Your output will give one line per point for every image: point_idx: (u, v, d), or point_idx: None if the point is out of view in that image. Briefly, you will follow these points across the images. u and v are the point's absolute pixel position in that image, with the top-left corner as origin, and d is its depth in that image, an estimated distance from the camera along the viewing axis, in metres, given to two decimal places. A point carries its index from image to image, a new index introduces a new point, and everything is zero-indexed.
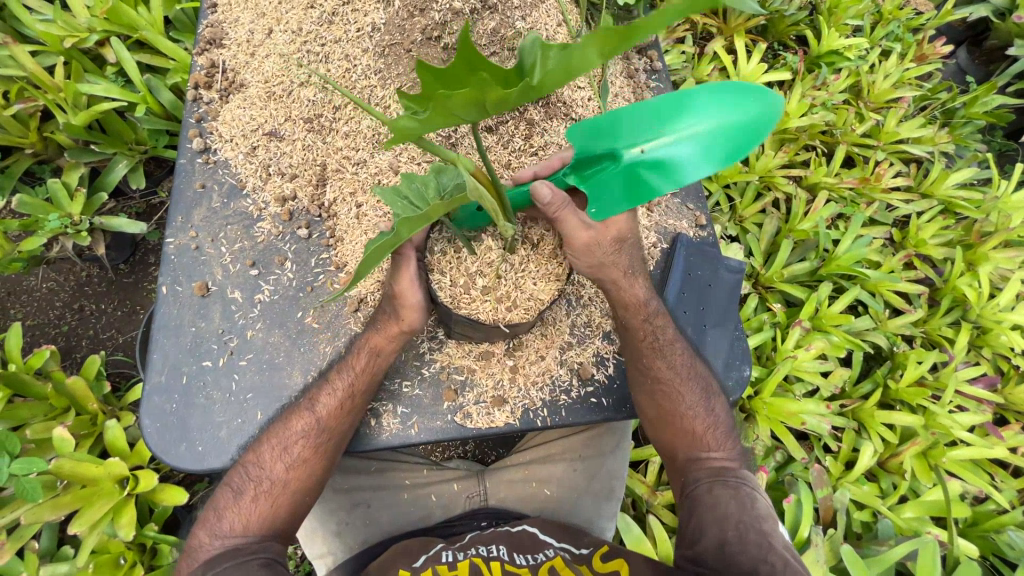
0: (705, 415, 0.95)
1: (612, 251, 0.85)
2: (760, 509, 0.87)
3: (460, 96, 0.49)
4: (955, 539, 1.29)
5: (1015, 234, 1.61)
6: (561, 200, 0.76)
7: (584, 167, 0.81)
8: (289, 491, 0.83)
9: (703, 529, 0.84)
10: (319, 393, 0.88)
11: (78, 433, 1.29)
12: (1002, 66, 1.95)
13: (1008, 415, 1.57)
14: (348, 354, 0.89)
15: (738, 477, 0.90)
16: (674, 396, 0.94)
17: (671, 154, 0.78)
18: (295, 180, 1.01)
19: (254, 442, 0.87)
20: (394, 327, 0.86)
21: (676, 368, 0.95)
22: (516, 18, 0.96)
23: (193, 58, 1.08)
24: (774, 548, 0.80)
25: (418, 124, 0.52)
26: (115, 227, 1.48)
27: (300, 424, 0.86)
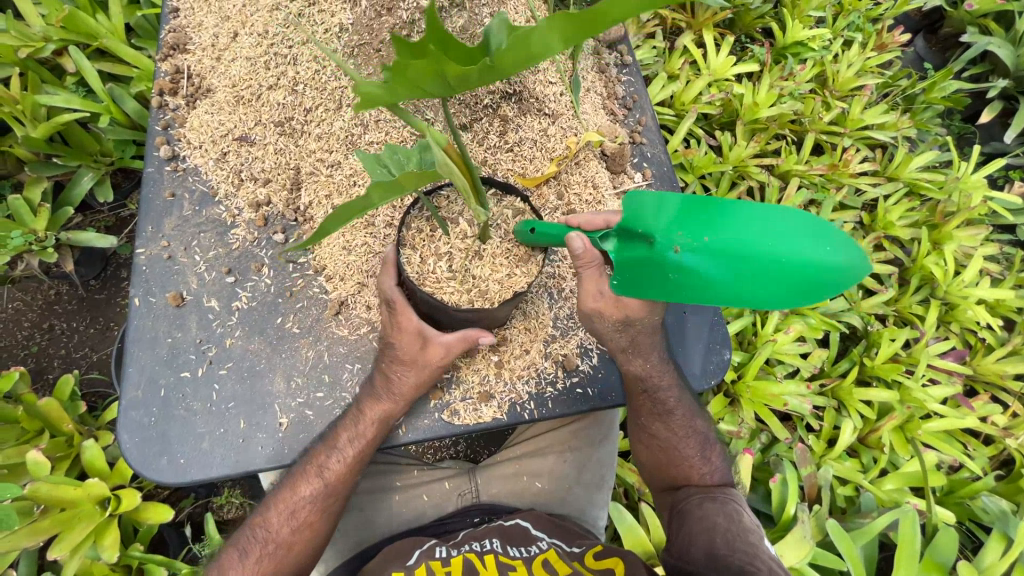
0: (703, 465, 0.97)
1: (614, 329, 0.87)
2: (748, 523, 0.90)
3: (417, 63, 0.49)
4: (934, 507, 1.34)
5: (976, 212, 1.68)
6: (589, 259, 0.79)
7: (625, 238, 0.81)
8: (293, 554, 0.83)
9: (692, 540, 0.87)
10: (326, 458, 0.86)
11: (53, 456, 1.25)
12: (958, 52, 2.03)
13: (977, 386, 1.64)
14: (355, 419, 0.87)
15: (726, 495, 0.94)
16: (672, 449, 0.98)
17: (702, 268, 0.72)
18: (268, 184, 1.00)
19: (262, 506, 0.87)
20: (416, 368, 0.86)
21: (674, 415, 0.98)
22: (484, 14, 0.97)
23: (157, 65, 1.06)
24: (761, 555, 0.82)
25: (382, 89, 0.53)
26: (82, 242, 1.43)
27: (307, 489, 0.85)
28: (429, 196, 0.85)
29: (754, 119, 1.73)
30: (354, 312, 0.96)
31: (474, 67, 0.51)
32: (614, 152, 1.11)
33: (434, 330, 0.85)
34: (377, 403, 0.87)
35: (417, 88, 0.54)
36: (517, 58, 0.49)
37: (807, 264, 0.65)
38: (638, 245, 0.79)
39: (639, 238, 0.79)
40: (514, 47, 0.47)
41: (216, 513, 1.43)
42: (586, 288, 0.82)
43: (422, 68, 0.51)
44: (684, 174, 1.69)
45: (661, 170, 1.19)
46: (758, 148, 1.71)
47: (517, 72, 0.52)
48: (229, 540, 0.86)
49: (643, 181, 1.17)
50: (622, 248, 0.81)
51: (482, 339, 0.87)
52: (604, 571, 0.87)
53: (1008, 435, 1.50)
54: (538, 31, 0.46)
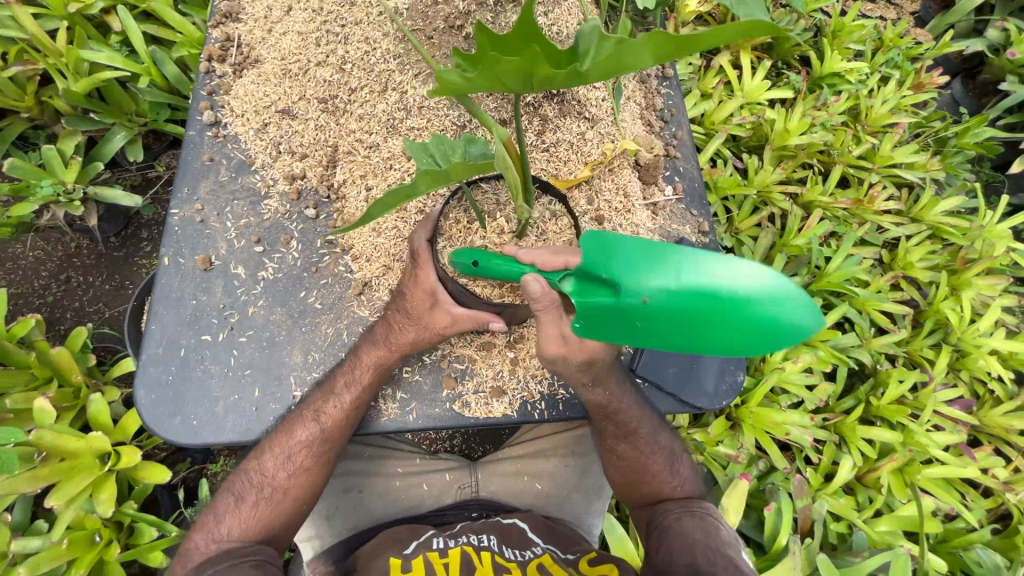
0: (672, 478, 0.98)
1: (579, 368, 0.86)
2: (726, 537, 0.88)
3: (511, 62, 0.50)
4: (926, 553, 1.33)
5: (999, 262, 1.66)
6: (548, 301, 0.76)
7: (585, 279, 0.78)
8: (289, 498, 0.84)
9: (672, 555, 0.84)
10: (323, 403, 0.87)
11: (60, 405, 1.26)
12: (993, 99, 2.01)
13: (981, 437, 1.62)
14: (352, 366, 0.88)
15: (702, 507, 0.93)
16: (639, 467, 0.98)
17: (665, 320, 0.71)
18: (305, 159, 1.01)
19: (255, 450, 0.87)
20: (412, 322, 0.86)
21: (639, 439, 0.97)
22: (537, 14, 0.98)
23: (207, 31, 1.07)
24: (741, 568, 0.80)
25: (464, 80, 0.52)
26: (108, 199, 1.45)
27: (303, 433, 0.86)
28: (468, 187, 0.86)
29: (783, 145, 1.72)
30: (377, 294, 0.96)
31: (560, 73, 0.53)
32: (648, 163, 1.11)
33: (448, 298, 0.82)
34: (373, 350, 0.88)
35: (498, 82, 0.54)
36: (606, 70, 0.51)
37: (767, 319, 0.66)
38: (600, 291, 0.77)
39: (604, 283, 0.76)
40: (608, 61, 0.49)
41: (210, 479, 1.44)
42: (547, 333, 0.81)
43: (512, 67, 0.51)
44: (708, 193, 1.68)
45: (692, 186, 1.19)
46: (785, 175, 1.70)
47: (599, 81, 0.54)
48: (223, 487, 0.86)
49: (673, 195, 1.17)
50: (583, 291, 0.78)
51: (494, 325, 0.85)
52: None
53: (1008, 489, 1.48)
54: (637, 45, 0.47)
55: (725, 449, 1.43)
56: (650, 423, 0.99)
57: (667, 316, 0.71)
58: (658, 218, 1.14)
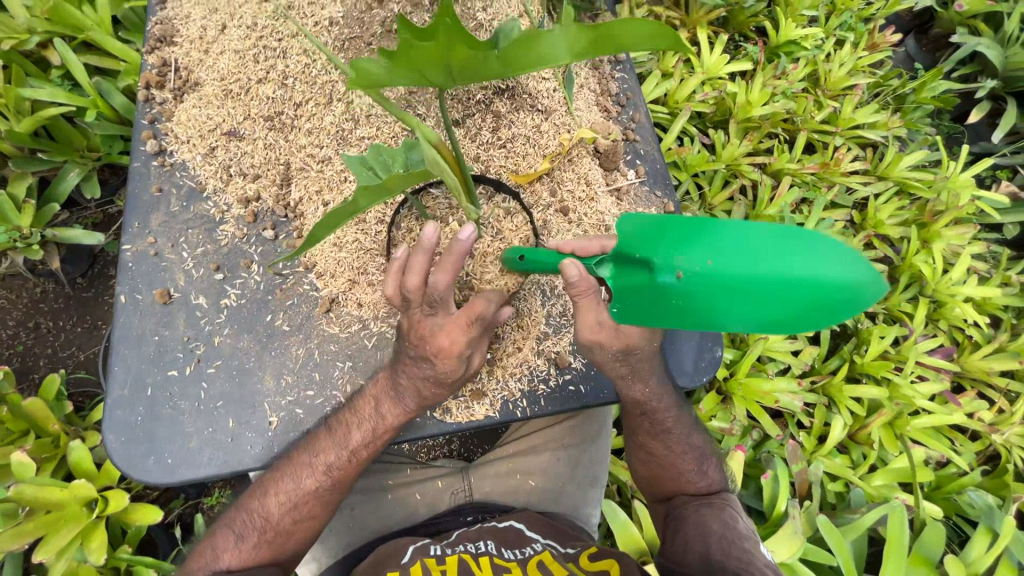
0: (699, 478, 0.98)
1: (616, 358, 0.85)
2: (743, 530, 0.91)
3: (423, 47, 0.51)
4: (921, 502, 1.36)
5: (965, 211, 1.70)
6: (586, 286, 0.77)
7: (620, 263, 0.78)
8: (294, 540, 0.83)
9: (687, 545, 0.89)
10: (331, 448, 0.84)
11: (39, 456, 1.23)
12: (947, 52, 2.05)
13: (964, 382, 1.66)
14: (364, 408, 0.85)
15: (722, 501, 0.96)
16: (667, 467, 0.98)
17: (704, 294, 0.70)
18: (257, 180, 0.99)
19: (260, 488, 0.84)
20: (424, 370, 0.80)
21: (672, 435, 0.97)
22: (477, 9, 0.96)
23: (143, 57, 1.04)
24: (755, 562, 0.84)
25: (386, 70, 0.53)
26: (69, 239, 1.41)
27: (311, 482, 0.83)
28: (417, 196, 0.87)
29: (747, 118, 1.73)
30: (346, 309, 0.95)
31: (478, 64, 0.53)
32: (607, 150, 1.11)
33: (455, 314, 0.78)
34: (388, 399, 0.84)
35: (418, 74, 0.55)
36: (519, 62, 0.52)
37: (819, 284, 0.62)
38: (636, 273, 0.77)
39: (638, 262, 0.76)
40: (522, 50, 0.49)
41: (207, 513, 1.41)
42: (583, 318, 0.80)
43: (427, 56, 0.52)
44: (677, 172, 1.69)
45: (654, 167, 1.19)
46: (751, 146, 1.72)
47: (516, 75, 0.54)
48: (224, 521, 0.84)
49: (635, 178, 1.17)
50: (619, 274, 0.79)
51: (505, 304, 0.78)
52: (598, 573, 0.87)
53: (993, 430, 1.52)
54: (551, 34, 0.48)
55: (718, 423, 1.45)
56: (683, 420, 0.99)
57: (706, 293, 0.69)
58: (623, 203, 1.14)
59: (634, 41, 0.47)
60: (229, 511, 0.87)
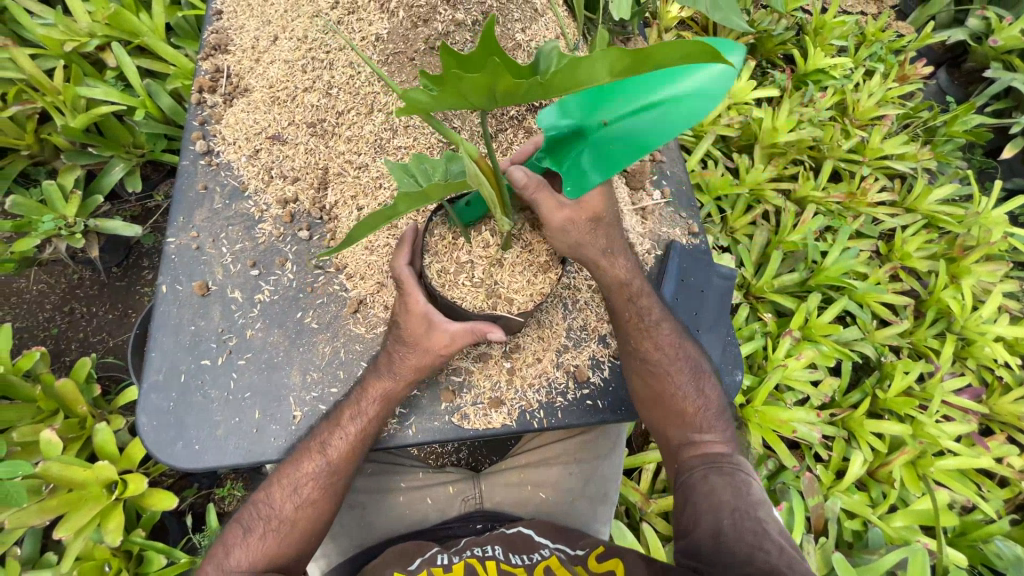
0: (698, 401, 0.95)
1: (588, 231, 0.83)
2: (756, 496, 0.85)
3: (470, 79, 0.51)
4: (944, 547, 1.31)
5: (996, 248, 1.66)
6: (536, 184, 0.75)
7: (554, 146, 0.73)
8: (297, 531, 0.82)
9: (697, 520, 0.84)
10: (328, 435, 0.87)
11: (66, 436, 1.27)
12: (980, 87, 2.03)
13: (993, 425, 1.60)
14: (357, 398, 0.88)
15: (734, 463, 0.89)
16: (663, 379, 0.94)
17: (624, 140, 0.67)
18: (297, 183, 1.03)
19: (265, 481, 0.87)
20: (416, 346, 0.85)
21: (664, 352, 0.96)
22: (515, 30, 1.00)
23: (198, 63, 1.10)
24: (769, 536, 0.79)
25: (431, 100, 0.54)
26: (108, 230, 1.48)
27: (310, 466, 0.85)
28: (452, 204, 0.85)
29: (773, 143, 1.74)
30: (372, 311, 0.97)
31: (521, 89, 0.54)
32: (634, 170, 1.13)
33: (442, 316, 0.84)
34: (378, 380, 0.88)
35: (462, 99, 0.56)
36: (564, 83, 0.52)
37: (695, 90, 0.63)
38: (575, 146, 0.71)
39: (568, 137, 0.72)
40: (567, 75, 0.50)
41: (218, 505, 1.44)
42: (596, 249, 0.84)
43: (474, 85, 0.53)
44: (700, 194, 1.69)
45: (679, 188, 1.21)
46: (776, 172, 1.72)
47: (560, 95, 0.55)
48: (233, 519, 0.86)
49: (661, 199, 1.19)
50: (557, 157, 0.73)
51: (493, 334, 0.83)
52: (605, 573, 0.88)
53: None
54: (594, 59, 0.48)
55: None
56: (673, 335, 0.98)
57: (628, 132, 0.67)
58: (648, 223, 1.16)
59: (674, 57, 0.46)
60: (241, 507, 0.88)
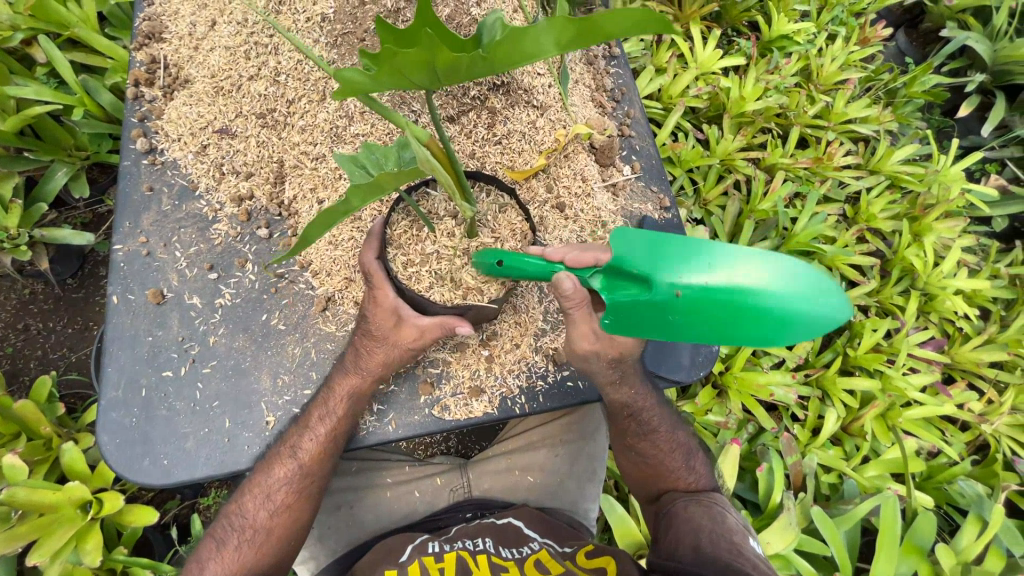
0: (688, 474, 0.99)
1: (608, 362, 0.87)
2: (733, 524, 0.91)
3: (406, 54, 0.48)
4: (913, 492, 1.38)
5: (954, 204, 1.72)
6: (579, 299, 0.77)
7: (613, 276, 0.80)
8: (273, 540, 0.81)
9: (678, 541, 0.88)
10: (298, 438, 0.84)
11: (31, 459, 1.21)
12: (937, 47, 2.06)
13: (955, 374, 1.68)
14: (326, 398, 0.86)
15: (711, 498, 0.96)
16: (655, 462, 0.99)
17: (693, 313, 0.75)
18: (251, 178, 0.97)
19: (237, 493, 0.84)
20: (386, 340, 0.83)
21: (660, 447, 0.99)
22: (472, 4, 0.96)
23: (131, 54, 1.02)
24: (744, 553, 0.83)
25: (367, 78, 0.51)
26: (56, 240, 1.39)
27: (281, 472, 0.83)
28: (412, 195, 0.83)
29: (740, 113, 1.73)
30: (341, 307, 0.94)
31: (463, 62, 0.51)
32: (602, 145, 1.11)
33: (411, 310, 0.81)
34: (346, 378, 0.86)
35: (400, 77, 0.53)
36: (507, 56, 0.50)
37: (795, 313, 0.72)
38: (630, 287, 0.79)
39: (633, 279, 0.79)
40: (507, 44, 0.47)
41: (203, 514, 1.41)
42: (577, 330, 0.82)
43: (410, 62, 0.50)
44: (671, 168, 1.69)
45: (650, 163, 1.20)
46: (744, 141, 1.72)
47: (505, 69, 0.52)
48: (208, 533, 0.83)
49: (632, 174, 1.18)
50: (611, 287, 0.80)
51: (461, 330, 0.80)
52: (596, 570, 0.87)
53: (983, 421, 1.54)
54: (536, 29, 0.45)
55: (714, 417, 1.46)
56: (669, 425, 1.01)
57: (703, 308, 0.75)
58: (619, 199, 1.15)
59: (616, 28, 0.45)
60: (215, 521, 0.85)
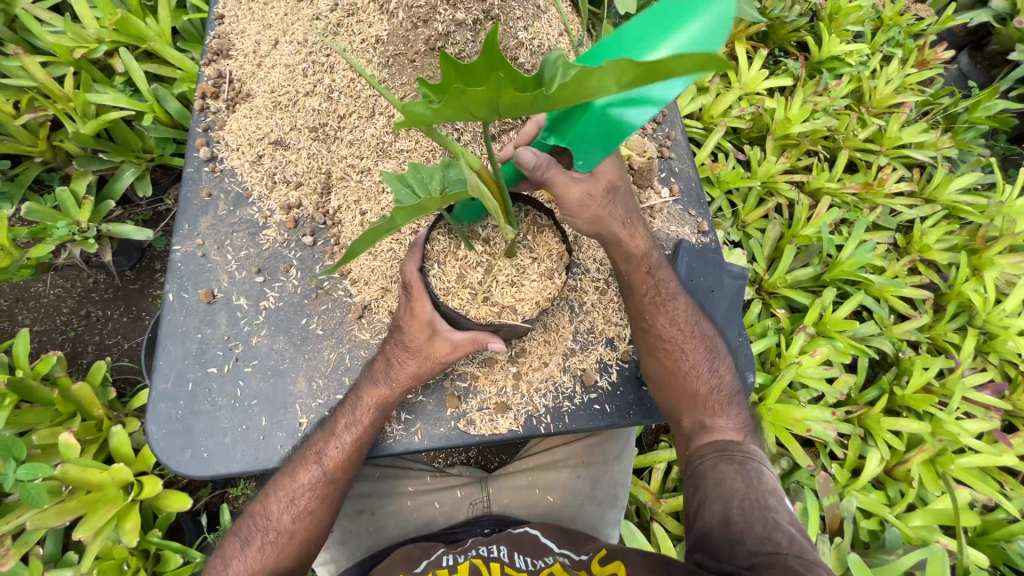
0: (710, 378, 0.93)
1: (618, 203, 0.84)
2: (768, 482, 0.82)
3: (472, 94, 0.48)
4: (964, 547, 1.27)
5: (1020, 239, 1.60)
6: (547, 165, 0.72)
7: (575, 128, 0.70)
8: (295, 542, 0.83)
9: (705, 503, 0.81)
10: (325, 444, 0.86)
11: (83, 439, 1.29)
12: (1004, 70, 1.95)
13: (1016, 422, 1.55)
14: (353, 406, 0.88)
15: (745, 451, 0.86)
16: (675, 354, 0.93)
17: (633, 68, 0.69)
18: (300, 188, 1.03)
19: (262, 493, 0.87)
20: (420, 354, 0.85)
21: (679, 327, 0.95)
22: (519, 28, 0.98)
23: (201, 68, 1.10)
24: (779, 525, 0.75)
25: (433, 113, 0.51)
26: (121, 234, 1.49)
27: (305, 476, 0.85)
28: (452, 213, 0.84)
29: (785, 135, 1.69)
30: (377, 317, 0.97)
31: (527, 101, 0.50)
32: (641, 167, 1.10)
33: (445, 324, 0.83)
34: (376, 388, 0.87)
35: (462, 114, 0.53)
36: (569, 96, 0.49)
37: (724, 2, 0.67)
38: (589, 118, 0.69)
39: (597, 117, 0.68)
40: (570, 85, 0.46)
41: (231, 504, 1.46)
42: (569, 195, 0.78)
43: (477, 97, 0.50)
44: (710, 189, 1.65)
45: (688, 186, 1.19)
46: (788, 164, 1.67)
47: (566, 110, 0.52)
48: (233, 530, 0.87)
49: (669, 196, 1.16)
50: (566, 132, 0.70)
51: (493, 345, 0.84)
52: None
53: None
54: (598, 71, 0.44)
55: None
56: (690, 311, 0.97)
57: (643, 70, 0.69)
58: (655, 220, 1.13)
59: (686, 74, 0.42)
60: (241, 517, 0.88)
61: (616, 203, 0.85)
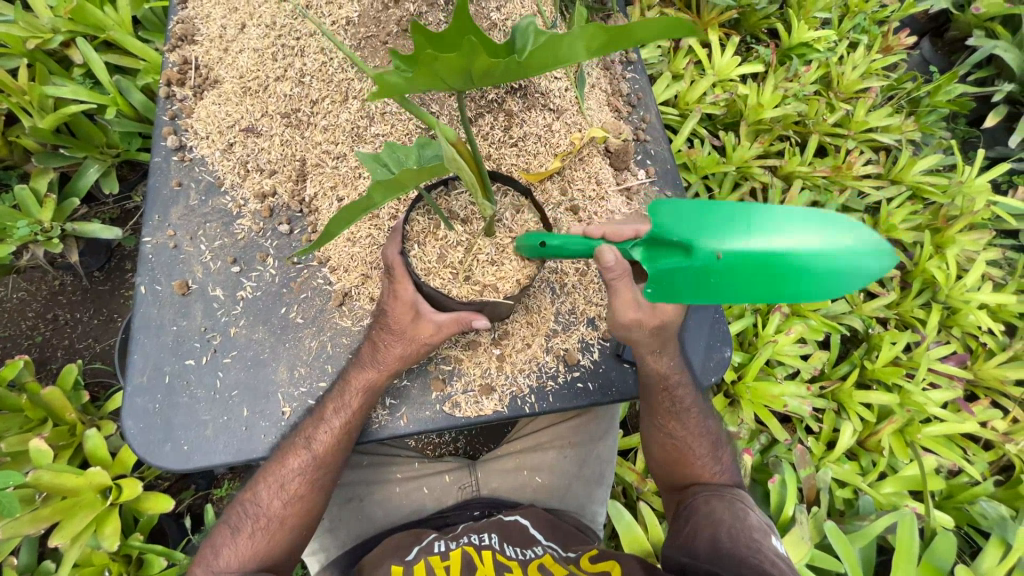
0: (713, 461, 0.97)
1: (650, 335, 0.87)
2: (754, 522, 0.88)
3: (444, 58, 0.49)
4: (932, 510, 1.34)
5: (979, 216, 1.68)
6: (622, 271, 0.78)
7: (653, 246, 0.82)
8: (286, 528, 0.82)
9: (696, 533, 0.87)
10: (314, 430, 0.86)
11: (56, 444, 1.25)
12: (963, 56, 2.03)
13: (978, 391, 1.63)
14: (341, 391, 0.87)
15: (734, 494, 0.93)
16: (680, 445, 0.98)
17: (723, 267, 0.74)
18: (274, 175, 1.01)
19: (250, 481, 0.86)
20: (403, 337, 0.85)
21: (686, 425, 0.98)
22: (491, 9, 0.98)
23: (165, 55, 1.07)
24: (764, 550, 0.81)
25: (404, 80, 0.52)
26: (88, 234, 1.43)
27: (295, 462, 0.84)
28: (430, 194, 0.85)
29: (758, 120, 1.72)
30: (358, 303, 0.96)
31: (498, 67, 0.52)
32: (617, 149, 1.12)
33: (430, 307, 0.83)
34: (364, 372, 0.87)
35: (435, 80, 0.54)
36: (540, 63, 0.51)
37: (829, 264, 0.67)
38: (670, 255, 0.80)
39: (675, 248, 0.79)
40: (543, 52, 0.49)
41: (216, 505, 1.44)
42: (618, 302, 0.82)
43: (449, 64, 0.52)
44: (687, 174, 1.68)
45: (664, 168, 1.20)
46: (762, 149, 1.71)
47: (535, 75, 0.55)
48: (221, 520, 0.85)
49: (646, 178, 1.18)
50: (652, 257, 0.82)
51: (477, 323, 0.84)
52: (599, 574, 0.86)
53: (1008, 440, 1.49)
54: (570, 36, 0.47)
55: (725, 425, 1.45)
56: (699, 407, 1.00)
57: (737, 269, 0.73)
58: (634, 202, 1.15)
59: (650, 34, 0.47)
60: (228, 507, 0.87)
61: (663, 342, 0.90)
